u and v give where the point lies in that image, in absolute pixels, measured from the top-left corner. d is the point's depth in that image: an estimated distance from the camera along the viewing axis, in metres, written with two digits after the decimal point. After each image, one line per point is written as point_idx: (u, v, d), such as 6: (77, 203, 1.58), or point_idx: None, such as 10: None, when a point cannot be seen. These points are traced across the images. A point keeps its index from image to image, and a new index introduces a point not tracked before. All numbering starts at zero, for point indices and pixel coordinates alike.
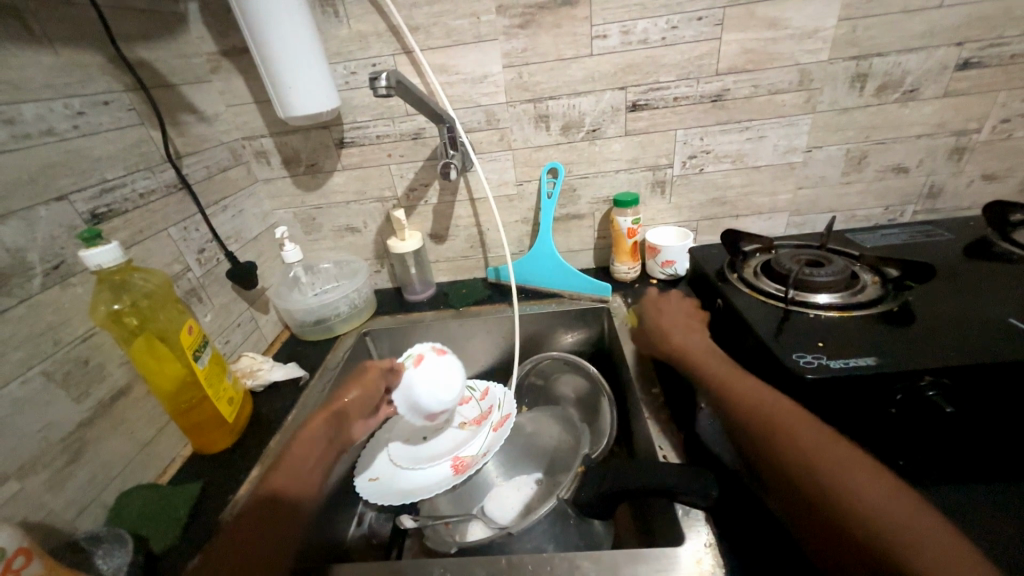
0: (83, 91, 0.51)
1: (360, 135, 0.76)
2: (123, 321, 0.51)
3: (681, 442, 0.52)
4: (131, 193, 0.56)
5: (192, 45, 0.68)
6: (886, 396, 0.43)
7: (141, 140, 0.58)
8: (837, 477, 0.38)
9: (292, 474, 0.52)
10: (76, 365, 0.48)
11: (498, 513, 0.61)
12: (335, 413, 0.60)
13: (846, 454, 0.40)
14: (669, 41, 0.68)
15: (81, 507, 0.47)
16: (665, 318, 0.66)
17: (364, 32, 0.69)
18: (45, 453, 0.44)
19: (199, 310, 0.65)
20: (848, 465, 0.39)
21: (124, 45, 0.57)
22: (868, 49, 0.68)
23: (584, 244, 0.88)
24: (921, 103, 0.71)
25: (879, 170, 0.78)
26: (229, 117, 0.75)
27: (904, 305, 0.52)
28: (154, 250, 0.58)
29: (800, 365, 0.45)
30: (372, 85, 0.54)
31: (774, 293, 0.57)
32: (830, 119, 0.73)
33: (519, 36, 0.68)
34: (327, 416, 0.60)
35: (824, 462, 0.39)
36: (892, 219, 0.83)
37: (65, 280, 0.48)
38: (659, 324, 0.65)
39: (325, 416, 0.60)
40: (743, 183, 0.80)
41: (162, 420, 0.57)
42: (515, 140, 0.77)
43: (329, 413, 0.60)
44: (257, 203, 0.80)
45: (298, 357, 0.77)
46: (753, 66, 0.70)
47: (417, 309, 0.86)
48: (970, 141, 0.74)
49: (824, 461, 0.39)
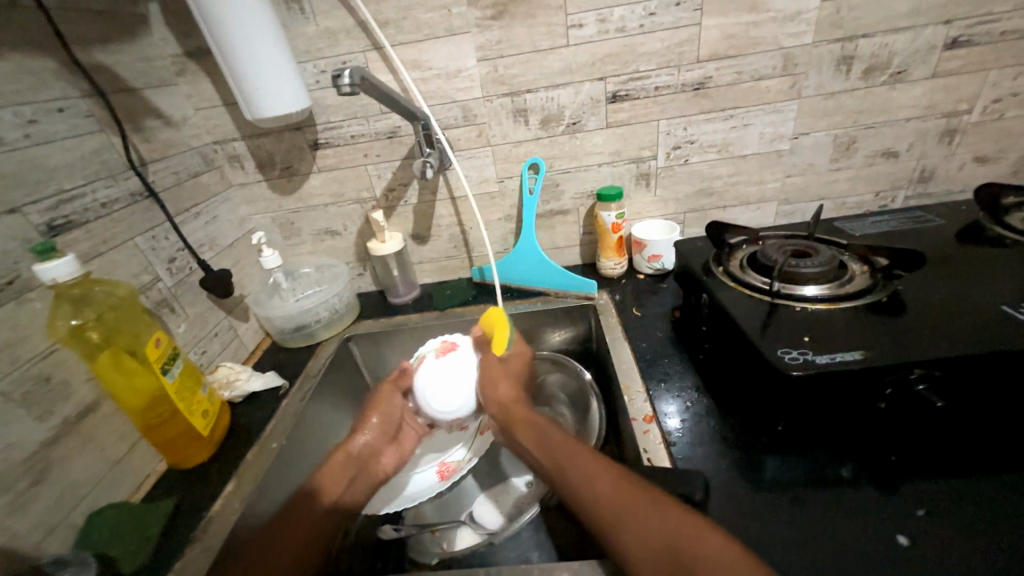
0: (35, 99, 0.49)
1: (335, 135, 0.74)
2: (85, 335, 0.49)
3: (668, 440, 0.49)
4: (91, 203, 0.54)
5: (155, 48, 0.66)
6: (874, 389, 0.42)
7: (101, 147, 0.56)
8: (603, 510, 0.40)
9: (315, 509, 0.50)
10: (37, 383, 0.46)
11: (487, 518, 0.60)
12: (355, 453, 0.58)
13: (596, 480, 0.42)
14: (647, 28, 0.66)
15: (47, 529, 0.45)
16: (501, 380, 0.60)
17: (332, 28, 0.66)
18: (6, 475, 0.42)
19: (171, 321, 0.63)
20: (603, 492, 0.40)
21: (79, 49, 0.55)
22: (853, 30, 0.66)
23: (570, 241, 0.86)
24: (910, 85, 0.69)
25: (869, 156, 0.76)
26: (198, 121, 0.73)
27: (893, 295, 0.50)
28: (118, 261, 0.56)
29: (785, 361, 0.43)
30: (336, 83, 0.53)
31: (760, 287, 0.55)
32: (815, 104, 0.71)
33: (492, 27, 0.66)
34: (345, 458, 0.57)
35: (586, 498, 0.41)
36: (882, 205, 0.81)
37: (21, 295, 0.46)
38: (491, 392, 0.59)
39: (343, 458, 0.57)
40: (730, 173, 0.78)
41: (134, 436, 0.55)
42: (493, 136, 0.75)
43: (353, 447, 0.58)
44: (233, 208, 0.78)
45: (279, 366, 0.75)
46: (734, 51, 0.67)
47: (401, 312, 0.85)
48: (960, 122, 0.72)
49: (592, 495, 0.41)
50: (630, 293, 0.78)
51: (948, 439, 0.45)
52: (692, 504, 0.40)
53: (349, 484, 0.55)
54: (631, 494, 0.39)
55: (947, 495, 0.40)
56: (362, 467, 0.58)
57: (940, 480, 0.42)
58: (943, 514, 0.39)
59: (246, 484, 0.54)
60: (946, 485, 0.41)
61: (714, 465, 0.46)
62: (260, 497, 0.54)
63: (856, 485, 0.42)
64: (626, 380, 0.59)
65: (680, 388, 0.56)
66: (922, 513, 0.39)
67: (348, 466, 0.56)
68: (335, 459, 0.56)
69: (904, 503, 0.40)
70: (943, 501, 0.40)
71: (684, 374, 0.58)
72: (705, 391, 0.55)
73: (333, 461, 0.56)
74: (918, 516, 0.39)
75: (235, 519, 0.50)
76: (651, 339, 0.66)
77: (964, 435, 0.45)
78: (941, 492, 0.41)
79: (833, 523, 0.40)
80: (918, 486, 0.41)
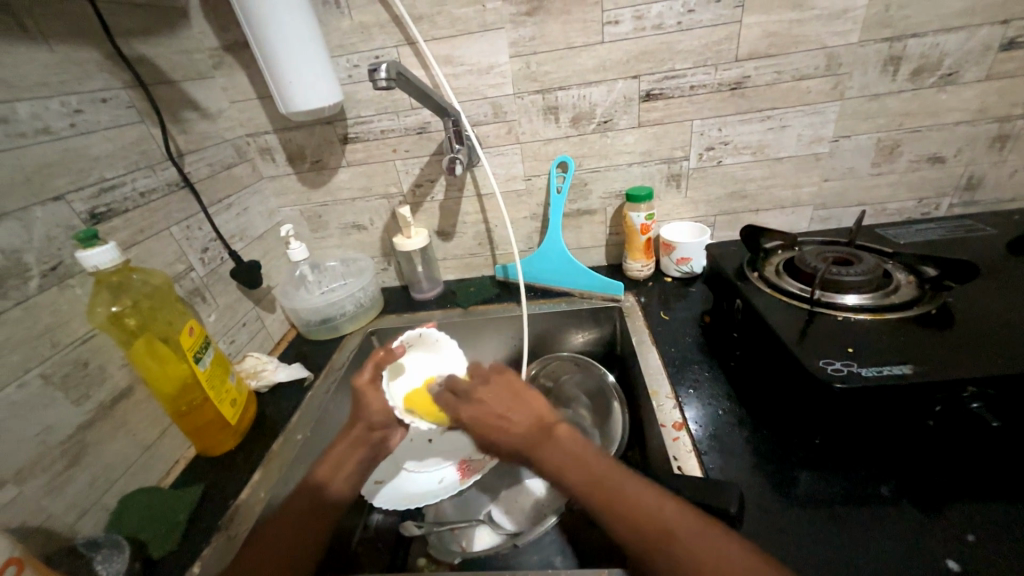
0: (79, 89, 0.50)
1: (364, 130, 0.74)
2: (123, 322, 0.50)
3: (698, 449, 0.48)
4: (131, 192, 0.55)
5: (194, 41, 0.67)
6: (923, 406, 0.40)
7: (141, 138, 0.57)
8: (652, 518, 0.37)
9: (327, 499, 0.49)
10: (75, 367, 0.47)
11: (506, 516, 0.58)
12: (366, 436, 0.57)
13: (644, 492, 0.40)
14: (685, 26, 0.64)
15: (82, 511, 0.46)
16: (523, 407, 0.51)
17: (366, 23, 0.66)
18: (44, 456, 0.43)
19: (202, 309, 0.64)
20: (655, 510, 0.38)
21: (122, 41, 0.56)
22: (903, 30, 0.63)
23: (595, 241, 0.85)
24: (961, 87, 0.66)
25: (913, 160, 0.73)
26: (233, 113, 0.74)
27: (943, 307, 0.48)
28: (154, 250, 0.57)
29: (827, 372, 0.42)
30: (372, 77, 0.53)
31: (798, 294, 0.53)
32: (858, 106, 0.69)
33: (526, 23, 0.65)
34: (349, 444, 0.56)
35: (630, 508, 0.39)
36: (925, 213, 0.78)
37: (63, 281, 0.47)
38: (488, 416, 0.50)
39: (346, 445, 0.56)
40: (765, 176, 0.76)
41: (165, 422, 0.56)
42: (523, 133, 0.74)
43: (360, 434, 0.57)
44: (262, 200, 0.79)
45: (303, 357, 0.76)
46: (775, 50, 0.65)
47: (424, 308, 0.85)
48: (1013, 128, 0.69)
49: (638, 520, 0.38)
50: (656, 296, 0.76)
51: (998, 463, 0.43)
52: (726, 517, 0.38)
53: (352, 466, 0.55)
54: (676, 518, 0.37)
55: (999, 519, 0.38)
56: (366, 450, 0.57)
57: (991, 505, 0.40)
58: (997, 540, 0.37)
59: (271, 474, 0.54)
60: (998, 509, 0.39)
61: (748, 479, 0.44)
62: (285, 488, 0.54)
63: (897, 504, 0.41)
64: (653, 386, 0.57)
65: (710, 396, 0.54)
66: (972, 539, 0.37)
67: (357, 448, 0.56)
68: (341, 446, 0.55)
69: (953, 527, 0.38)
70: (993, 526, 0.38)
71: (715, 380, 0.57)
72: (736, 400, 0.53)
73: (337, 449, 0.55)
74: (968, 542, 0.37)
75: (260, 510, 0.50)
76: (680, 344, 0.64)
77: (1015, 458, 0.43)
78: (992, 517, 0.39)
79: (876, 545, 0.38)
80: (966, 509, 0.40)
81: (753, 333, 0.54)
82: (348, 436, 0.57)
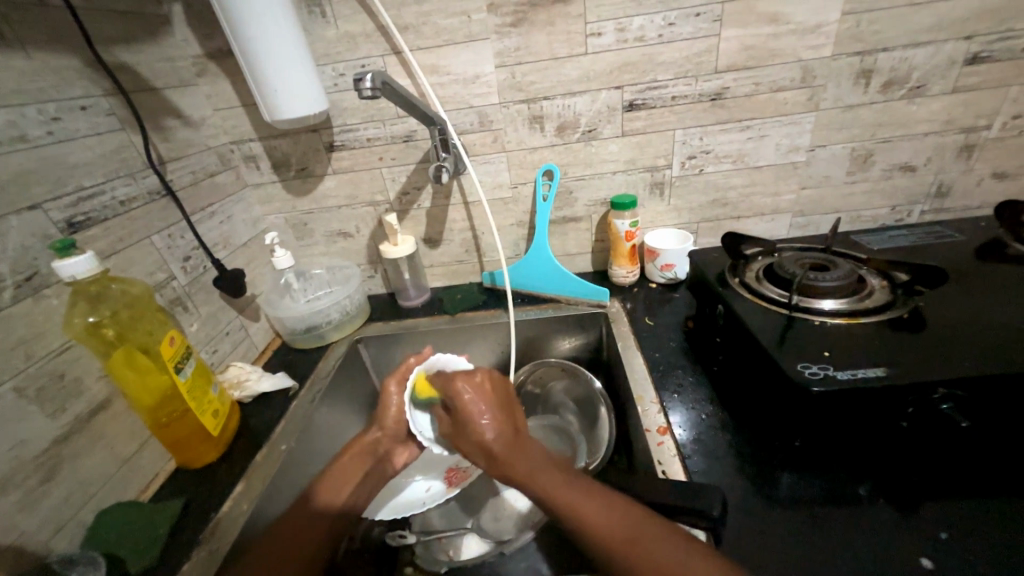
0: (58, 96, 0.50)
1: (351, 138, 0.74)
2: (101, 333, 0.49)
3: (682, 453, 0.48)
4: (110, 201, 0.54)
5: (176, 49, 0.67)
6: (897, 408, 0.41)
7: (122, 145, 0.57)
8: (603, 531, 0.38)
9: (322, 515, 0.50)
10: (50, 380, 0.46)
11: (494, 525, 0.58)
12: (373, 446, 0.60)
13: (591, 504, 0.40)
14: (666, 38, 0.66)
15: (56, 527, 0.44)
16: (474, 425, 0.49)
17: (352, 32, 0.67)
18: (16, 472, 0.42)
19: (184, 319, 0.63)
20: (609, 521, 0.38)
21: (103, 48, 0.56)
22: (874, 44, 0.65)
23: (582, 248, 0.86)
24: (929, 99, 0.69)
25: (885, 169, 0.75)
26: (217, 121, 0.73)
27: (915, 311, 0.50)
28: (134, 258, 0.57)
29: (806, 376, 0.43)
30: (357, 86, 0.53)
31: (778, 299, 0.55)
32: (833, 117, 0.71)
33: (511, 34, 0.66)
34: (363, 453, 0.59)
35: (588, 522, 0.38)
36: (899, 219, 0.80)
37: (39, 292, 0.46)
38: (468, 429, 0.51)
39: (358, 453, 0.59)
40: (745, 184, 0.77)
41: (144, 435, 0.55)
42: (509, 141, 0.75)
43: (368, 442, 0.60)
44: (247, 208, 0.79)
45: (288, 366, 0.76)
46: (754, 62, 0.67)
47: (411, 315, 0.84)
48: (979, 138, 0.72)
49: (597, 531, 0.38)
50: (642, 301, 0.77)
51: (968, 461, 0.44)
52: (709, 522, 0.39)
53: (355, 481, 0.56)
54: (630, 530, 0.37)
55: (969, 516, 0.40)
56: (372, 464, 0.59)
57: (962, 502, 0.41)
58: (969, 537, 0.38)
59: (255, 485, 0.53)
60: (969, 507, 0.40)
61: (731, 483, 0.45)
62: (268, 499, 0.54)
63: (874, 504, 0.42)
64: (639, 392, 0.58)
65: (693, 400, 0.55)
66: (945, 537, 0.39)
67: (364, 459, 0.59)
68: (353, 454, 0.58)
69: (926, 525, 0.40)
70: (964, 524, 0.39)
71: (698, 384, 0.58)
72: (718, 403, 0.54)
73: (349, 459, 0.58)
74: (942, 539, 0.38)
75: (243, 522, 0.49)
76: (664, 349, 0.65)
77: (983, 457, 0.44)
78: (962, 515, 0.40)
79: (852, 543, 0.39)
80: (938, 507, 0.41)
81: (734, 338, 0.55)
82: (365, 446, 0.60)
